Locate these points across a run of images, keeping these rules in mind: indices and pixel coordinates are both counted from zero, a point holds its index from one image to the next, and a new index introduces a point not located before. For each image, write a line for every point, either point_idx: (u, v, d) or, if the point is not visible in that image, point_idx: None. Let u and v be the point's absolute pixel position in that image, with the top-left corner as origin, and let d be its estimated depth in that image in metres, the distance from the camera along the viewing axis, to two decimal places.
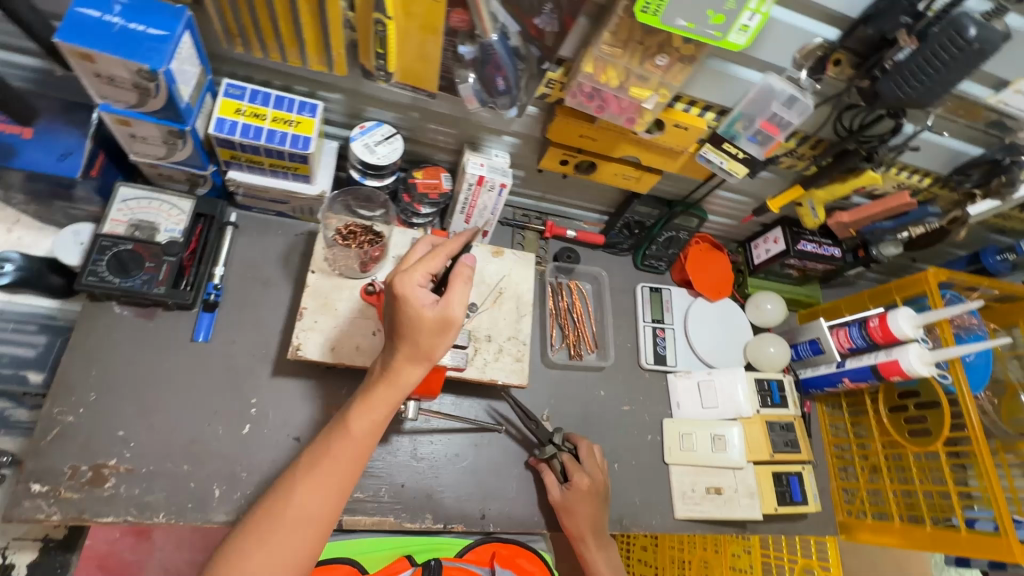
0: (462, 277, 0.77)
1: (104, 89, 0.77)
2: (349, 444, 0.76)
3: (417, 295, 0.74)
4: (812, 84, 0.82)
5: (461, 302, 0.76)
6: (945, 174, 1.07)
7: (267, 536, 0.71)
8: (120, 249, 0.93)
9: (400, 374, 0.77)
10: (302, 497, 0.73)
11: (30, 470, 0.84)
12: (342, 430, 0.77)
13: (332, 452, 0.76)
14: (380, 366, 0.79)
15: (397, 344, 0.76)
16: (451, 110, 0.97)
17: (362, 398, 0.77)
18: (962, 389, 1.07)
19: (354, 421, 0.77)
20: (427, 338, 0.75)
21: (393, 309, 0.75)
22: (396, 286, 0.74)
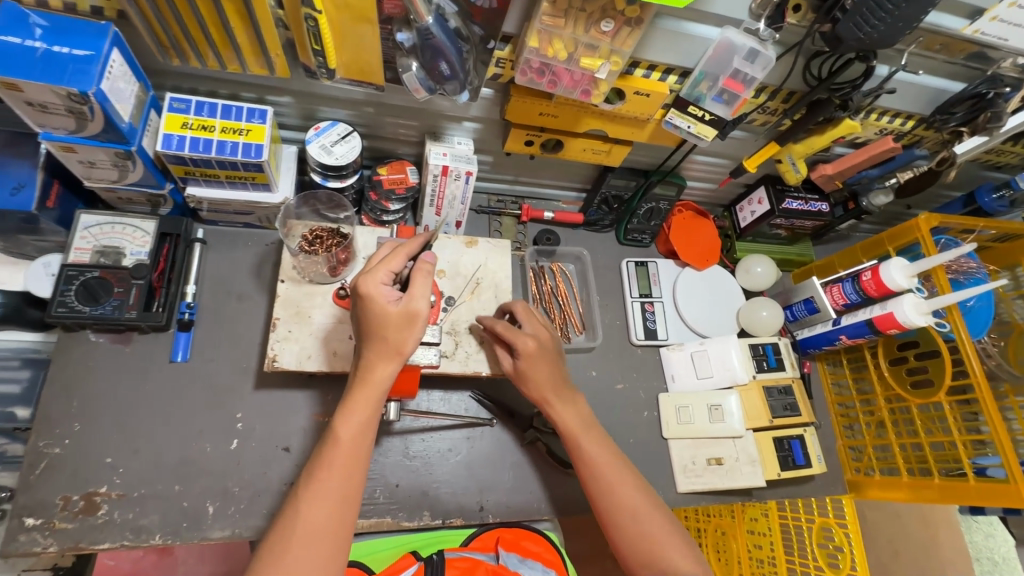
0: (425, 269, 0.75)
1: (40, 116, 0.75)
2: (339, 452, 0.73)
3: (381, 292, 0.72)
4: (772, 34, 0.77)
5: (426, 294, 0.74)
6: (928, 115, 1.01)
7: (281, 558, 0.67)
8: (87, 277, 0.92)
9: (375, 376, 0.74)
10: (303, 514, 0.69)
11: (23, 505, 0.84)
12: (330, 441, 0.74)
13: (323, 466, 0.72)
14: (353, 373, 0.76)
15: (367, 345, 0.74)
16: (404, 100, 0.95)
17: (342, 405, 0.74)
18: (961, 337, 1.03)
19: (343, 426, 0.73)
20: (397, 334, 0.72)
21: (359, 312, 0.74)
22: (359, 287, 0.72)
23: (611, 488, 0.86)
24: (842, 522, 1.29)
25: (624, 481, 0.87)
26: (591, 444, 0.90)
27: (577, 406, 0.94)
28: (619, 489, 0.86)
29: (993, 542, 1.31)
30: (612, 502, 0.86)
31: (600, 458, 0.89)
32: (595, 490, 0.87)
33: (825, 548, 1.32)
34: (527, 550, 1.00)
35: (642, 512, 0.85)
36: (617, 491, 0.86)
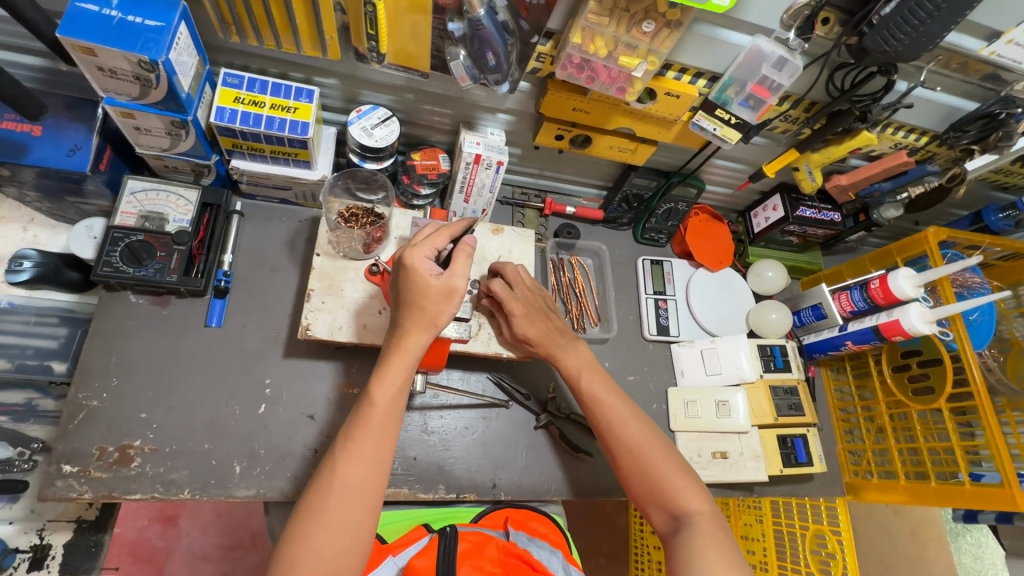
0: (467, 249, 0.80)
1: (106, 81, 0.80)
2: (374, 415, 0.77)
3: (424, 265, 0.77)
4: (801, 44, 0.82)
5: (466, 273, 0.79)
6: (941, 132, 1.06)
7: (320, 513, 0.70)
8: (131, 240, 0.96)
9: (408, 343, 0.79)
10: (338, 472, 0.73)
11: (60, 452, 0.88)
12: (365, 405, 0.78)
13: (356, 429, 0.76)
14: (388, 340, 0.81)
15: (404, 313, 0.79)
16: (444, 89, 0.99)
17: (377, 372, 0.79)
18: (963, 347, 1.07)
19: (380, 391, 0.78)
20: (436, 305, 0.78)
21: (401, 281, 0.79)
22: (404, 259, 0.77)
23: (636, 454, 0.89)
24: (835, 530, 1.29)
25: (651, 446, 0.90)
26: (617, 413, 0.94)
27: (601, 377, 0.99)
28: (646, 456, 0.89)
29: (980, 565, 1.35)
30: (640, 469, 0.89)
31: (626, 425, 0.92)
32: (623, 456, 0.91)
33: (817, 553, 1.32)
34: (535, 530, 0.99)
35: (669, 478, 0.86)
36: (644, 456, 0.89)
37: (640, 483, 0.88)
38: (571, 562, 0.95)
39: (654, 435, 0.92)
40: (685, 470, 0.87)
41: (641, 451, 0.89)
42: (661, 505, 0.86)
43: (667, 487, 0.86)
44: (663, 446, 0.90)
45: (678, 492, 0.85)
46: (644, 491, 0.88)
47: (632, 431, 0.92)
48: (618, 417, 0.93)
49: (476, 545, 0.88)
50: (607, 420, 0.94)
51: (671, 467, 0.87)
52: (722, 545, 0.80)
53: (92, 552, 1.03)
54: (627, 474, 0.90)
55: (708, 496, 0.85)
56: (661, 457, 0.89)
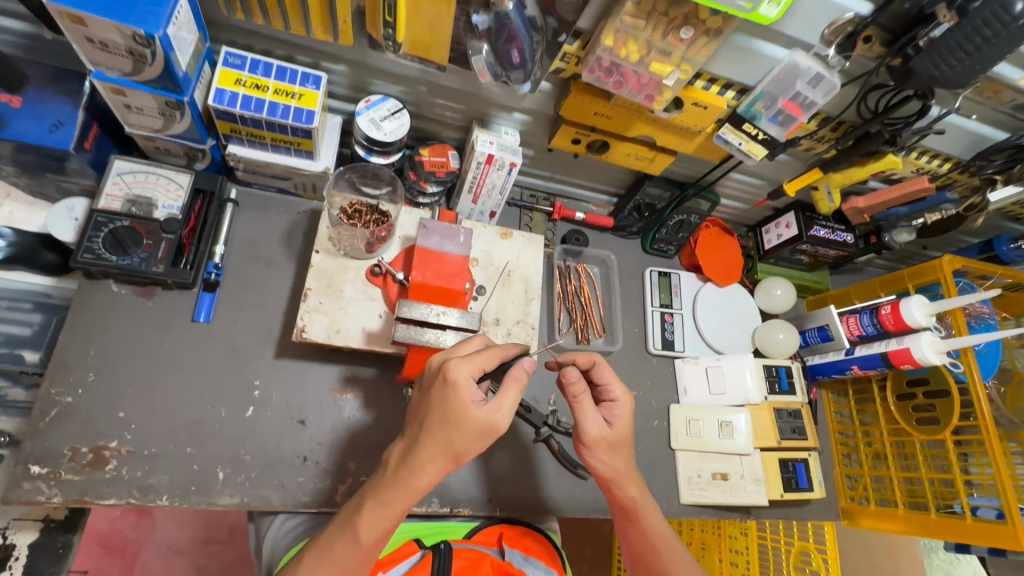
0: (518, 381, 0.72)
1: (96, 54, 0.73)
2: (358, 553, 0.69)
3: (469, 392, 0.68)
4: (840, 62, 0.79)
5: (511, 407, 0.70)
6: (966, 159, 1.03)
7: None
8: (116, 226, 0.89)
9: (418, 480, 0.69)
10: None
11: (29, 451, 0.82)
12: (349, 540, 0.69)
13: (335, 559, 0.69)
14: (396, 464, 0.71)
15: (424, 437, 0.69)
16: (460, 84, 0.94)
17: (374, 498, 0.70)
18: (973, 378, 1.05)
19: (363, 531, 0.69)
20: (467, 444, 0.68)
21: (436, 397, 0.69)
22: (447, 371, 0.69)
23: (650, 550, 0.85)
24: (822, 548, 1.28)
25: (666, 548, 0.85)
26: (638, 494, 0.86)
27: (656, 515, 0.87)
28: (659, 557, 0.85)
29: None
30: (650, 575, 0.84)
31: (648, 513, 0.86)
32: (637, 543, 0.86)
33: (800, 571, 1.31)
34: (530, 548, 0.95)
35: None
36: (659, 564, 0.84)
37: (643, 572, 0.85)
38: None
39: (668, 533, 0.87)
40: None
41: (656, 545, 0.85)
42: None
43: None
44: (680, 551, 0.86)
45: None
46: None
47: (654, 521, 0.86)
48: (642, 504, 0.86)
49: (470, 561, 0.87)
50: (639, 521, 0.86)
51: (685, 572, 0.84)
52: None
53: (60, 554, 0.97)
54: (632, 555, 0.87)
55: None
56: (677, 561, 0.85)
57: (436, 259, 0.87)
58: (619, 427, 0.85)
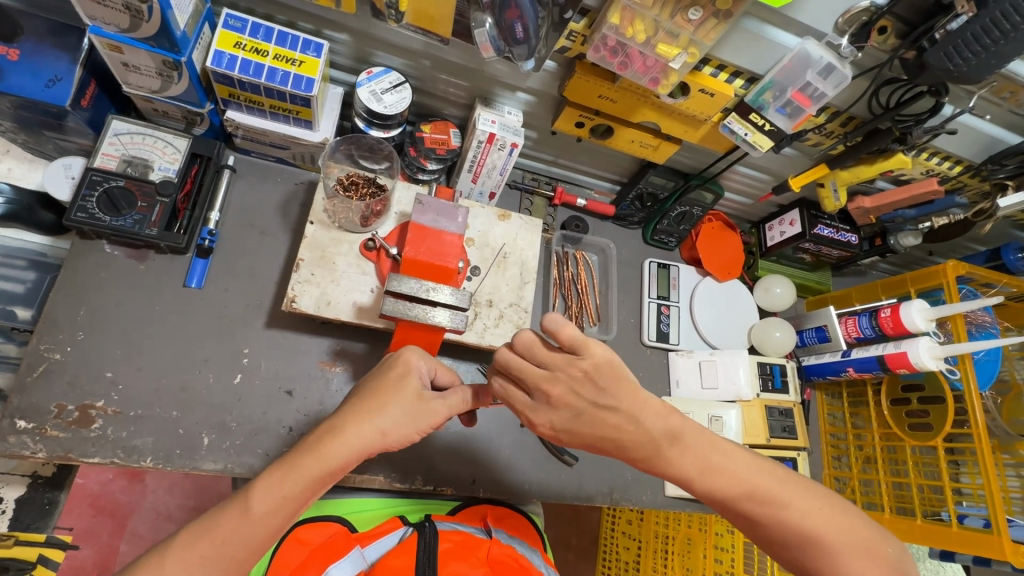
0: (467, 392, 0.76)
1: (92, 8, 0.72)
2: (245, 531, 0.62)
3: (419, 370, 0.72)
4: (852, 53, 0.77)
5: (453, 406, 0.72)
6: (977, 163, 1.01)
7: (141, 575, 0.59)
8: (111, 185, 0.89)
9: (329, 448, 0.65)
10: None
11: (16, 406, 0.82)
12: (237, 509, 0.63)
13: (219, 535, 0.61)
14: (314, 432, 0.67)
15: (353, 402, 0.68)
16: (464, 59, 0.92)
17: (280, 465, 0.65)
18: (969, 386, 1.04)
19: (253, 506, 0.62)
20: (394, 420, 0.67)
21: (383, 371, 0.72)
22: (403, 350, 0.73)
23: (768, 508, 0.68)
24: None
25: (787, 495, 0.69)
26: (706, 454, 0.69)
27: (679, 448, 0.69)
28: (781, 509, 0.67)
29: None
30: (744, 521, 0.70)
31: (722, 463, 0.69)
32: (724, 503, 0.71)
33: None
34: (514, 529, 0.95)
35: (820, 521, 0.68)
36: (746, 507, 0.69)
37: (792, 535, 0.68)
38: (548, 562, 0.93)
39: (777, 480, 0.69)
40: (819, 499, 0.69)
41: (759, 496, 0.68)
42: (810, 553, 0.68)
43: (813, 530, 0.67)
44: (793, 486, 0.70)
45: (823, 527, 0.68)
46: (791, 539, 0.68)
47: (740, 468, 0.70)
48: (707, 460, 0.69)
49: (460, 545, 0.84)
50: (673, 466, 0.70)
51: (803, 504, 0.68)
52: (893, 574, 0.67)
53: (46, 510, 0.98)
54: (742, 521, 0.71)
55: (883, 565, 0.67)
56: (793, 502, 0.68)
57: (430, 236, 0.85)
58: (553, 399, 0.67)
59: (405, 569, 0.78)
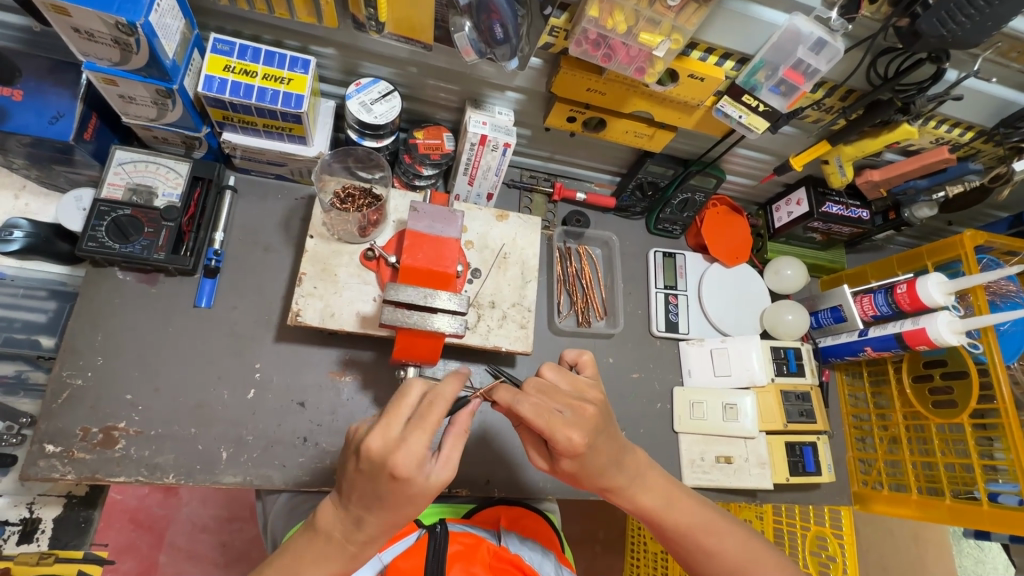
0: (458, 429, 0.68)
1: (84, 44, 0.74)
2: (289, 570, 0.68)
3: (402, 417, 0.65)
4: (844, 25, 0.74)
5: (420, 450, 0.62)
6: (989, 127, 0.96)
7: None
8: (118, 214, 0.91)
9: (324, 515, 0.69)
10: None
11: (44, 431, 0.86)
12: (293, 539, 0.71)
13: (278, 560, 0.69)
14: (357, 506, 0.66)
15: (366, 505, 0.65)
16: (450, 63, 0.92)
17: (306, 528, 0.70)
18: (992, 360, 1.01)
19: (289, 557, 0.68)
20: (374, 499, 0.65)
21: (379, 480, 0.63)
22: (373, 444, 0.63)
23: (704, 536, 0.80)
24: (838, 533, 1.25)
25: (722, 528, 0.81)
26: (658, 498, 0.80)
27: (646, 482, 0.80)
28: (709, 540, 0.80)
29: (982, 569, 1.27)
30: (697, 549, 0.80)
31: (671, 502, 0.81)
32: (673, 539, 0.81)
33: (817, 555, 1.29)
34: (527, 529, 0.95)
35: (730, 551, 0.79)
36: (696, 535, 0.80)
37: (729, 570, 0.79)
38: (563, 563, 0.92)
39: (713, 520, 0.82)
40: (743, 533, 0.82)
41: (706, 531, 0.80)
42: None
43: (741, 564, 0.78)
44: (727, 522, 0.82)
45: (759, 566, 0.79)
46: (727, 574, 0.79)
47: (684, 513, 0.81)
48: (665, 499, 0.81)
49: (468, 548, 0.84)
50: (642, 505, 0.80)
51: (731, 541, 0.80)
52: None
53: (82, 527, 1.01)
54: (688, 560, 0.81)
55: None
56: (717, 538, 0.80)
57: (429, 242, 0.85)
58: (590, 410, 0.72)
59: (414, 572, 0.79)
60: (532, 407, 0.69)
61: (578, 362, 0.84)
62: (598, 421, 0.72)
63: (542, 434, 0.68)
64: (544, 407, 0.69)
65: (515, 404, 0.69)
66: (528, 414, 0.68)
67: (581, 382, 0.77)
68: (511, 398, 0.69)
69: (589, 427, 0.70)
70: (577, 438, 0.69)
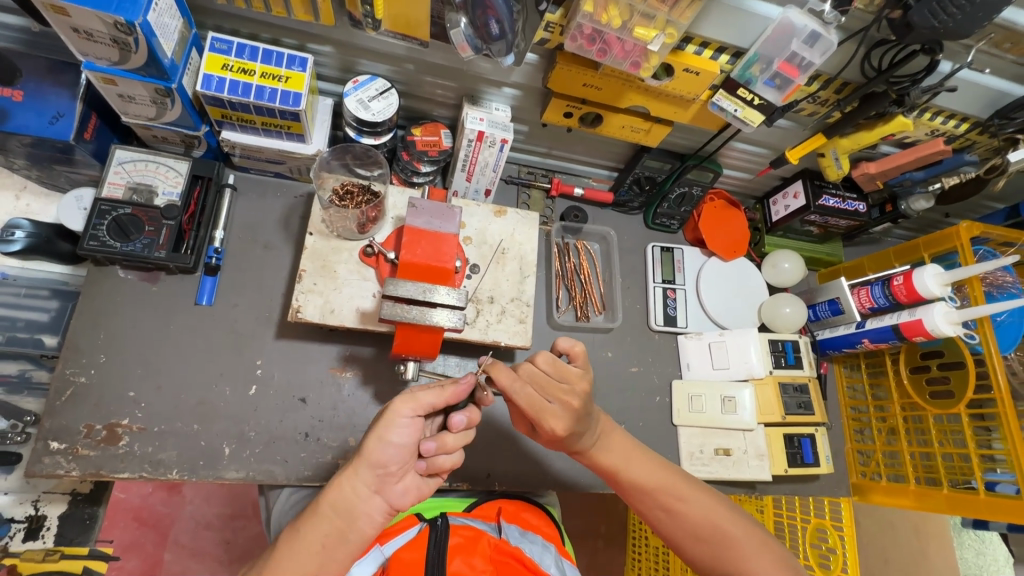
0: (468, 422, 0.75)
1: (83, 44, 0.75)
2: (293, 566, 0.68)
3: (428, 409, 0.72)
4: (837, 17, 0.75)
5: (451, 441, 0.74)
6: (984, 119, 0.97)
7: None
8: (119, 213, 0.92)
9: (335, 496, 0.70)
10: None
11: (48, 428, 0.87)
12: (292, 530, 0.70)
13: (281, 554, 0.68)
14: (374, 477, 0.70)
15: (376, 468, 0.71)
16: (446, 60, 0.93)
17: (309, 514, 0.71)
18: (989, 350, 1.01)
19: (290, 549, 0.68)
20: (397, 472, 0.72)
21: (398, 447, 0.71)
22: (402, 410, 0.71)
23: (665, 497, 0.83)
24: (838, 525, 1.24)
25: (691, 496, 0.83)
26: (619, 456, 0.85)
27: (611, 443, 0.85)
28: (671, 500, 0.83)
29: (983, 560, 1.27)
30: (656, 506, 0.83)
31: (633, 463, 0.85)
32: (637, 498, 0.85)
33: (817, 548, 1.28)
34: (528, 522, 0.96)
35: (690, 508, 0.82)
36: (656, 494, 0.83)
37: (691, 530, 0.82)
38: (565, 555, 0.93)
39: (678, 482, 0.84)
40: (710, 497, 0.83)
41: (667, 491, 0.83)
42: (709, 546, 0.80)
43: (703, 524, 0.81)
44: (693, 486, 0.84)
45: (720, 525, 0.81)
46: (690, 535, 0.82)
47: (645, 472, 0.84)
48: (625, 457, 0.85)
49: (469, 540, 0.85)
50: (605, 464, 0.84)
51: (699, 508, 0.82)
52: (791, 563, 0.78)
53: (86, 524, 1.01)
54: (650, 517, 0.85)
55: (789, 562, 0.78)
56: (679, 498, 0.83)
57: (427, 238, 0.86)
58: (576, 400, 0.75)
59: (417, 564, 0.80)
60: (526, 398, 0.73)
61: (571, 352, 0.83)
62: (583, 412, 0.76)
63: (530, 419, 0.75)
64: (536, 398, 0.73)
65: (512, 391, 0.73)
66: (521, 404, 0.73)
67: (569, 372, 0.76)
68: (509, 382, 0.73)
69: (572, 418, 0.75)
70: (561, 427, 0.75)
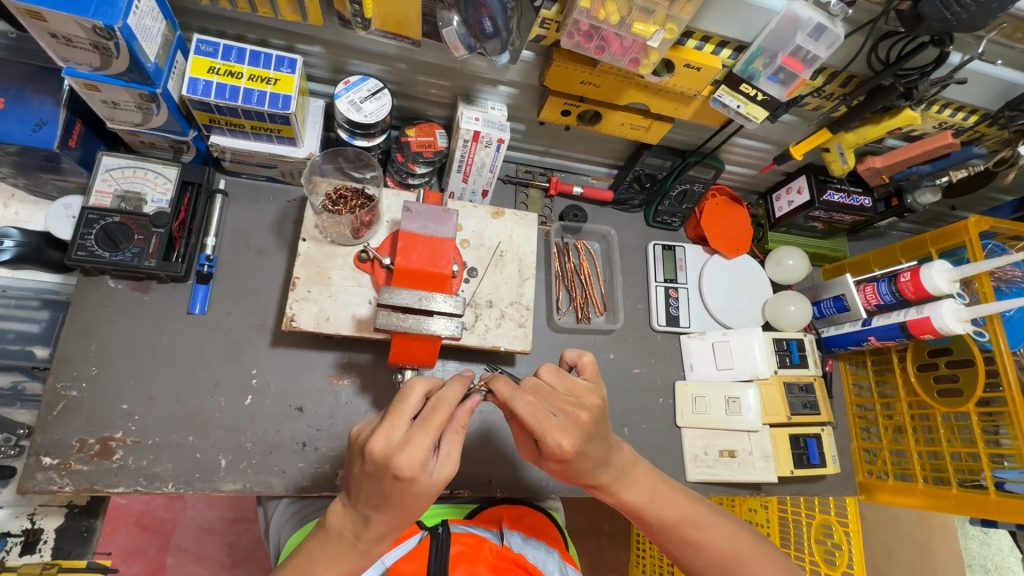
0: (457, 426, 0.66)
1: (62, 49, 0.72)
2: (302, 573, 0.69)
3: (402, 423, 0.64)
4: (844, 9, 0.72)
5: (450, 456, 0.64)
6: (994, 111, 0.94)
7: None
8: (107, 222, 0.90)
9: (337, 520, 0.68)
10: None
11: (40, 443, 0.86)
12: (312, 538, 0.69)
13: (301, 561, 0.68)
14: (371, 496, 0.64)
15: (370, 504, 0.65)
16: (440, 58, 0.90)
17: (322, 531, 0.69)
18: (998, 347, 0.99)
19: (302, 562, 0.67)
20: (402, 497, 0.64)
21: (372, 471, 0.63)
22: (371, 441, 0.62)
23: (693, 530, 0.80)
24: (843, 521, 1.23)
25: (709, 523, 0.81)
26: (643, 493, 0.80)
27: (633, 475, 0.81)
28: (697, 532, 0.80)
29: (988, 550, 1.25)
30: (682, 542, 0.80)
31: (651, 496, 0.80)
32: (661, 533, 0.81)
33: (822, 543, 1.27)
34: (530, 528, 0.94)
35: (717, 539, 0.80)
36: (682, 529, 0.80)
37: (715, 560, 0.79)
38: (568, 561, 0.91)
39: (700, 514, 0.81)
40: (732, 523, 0.81)
41: (690, 524, 0.80)
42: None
43: (728, 553, 0.79)
44: (714, 515, 0.82)
45: (743, 553, 0.79)
46: (715, 565, 0.79)
47: (669, 507, 0.81)
48: (649, 493, 0.81)
49: (470, 548, 0.84)
50: (629, 501, 0.79)
51: (721, 536, 0.80)
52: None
53: (84, 536, 1.00)
54: (673, 552, 0.81)
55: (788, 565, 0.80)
56: (705, 527, 0.80)
57: (422, 244, 0.83)
58: (583, 418, 0.71)
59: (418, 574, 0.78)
60: (528, 405, 0.69)
61: (578, 364, 0.80)
62: (591, 429, 0.71)
63: (533, 434, 0.68)
64: (539, 408, 0.69)
65: (513, 402, 0.69)
66: (523, 414, 0.68)
67: (577, 385, 0.75)
68: (509, 393, 0.69)
69: (580, 434, 0.70)
70: (566, 444, 0.68)
